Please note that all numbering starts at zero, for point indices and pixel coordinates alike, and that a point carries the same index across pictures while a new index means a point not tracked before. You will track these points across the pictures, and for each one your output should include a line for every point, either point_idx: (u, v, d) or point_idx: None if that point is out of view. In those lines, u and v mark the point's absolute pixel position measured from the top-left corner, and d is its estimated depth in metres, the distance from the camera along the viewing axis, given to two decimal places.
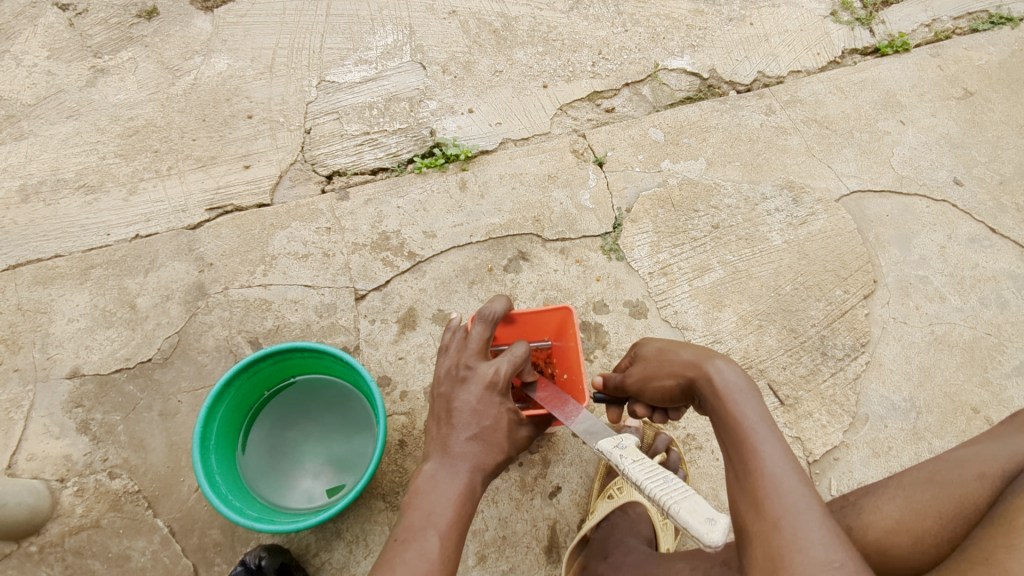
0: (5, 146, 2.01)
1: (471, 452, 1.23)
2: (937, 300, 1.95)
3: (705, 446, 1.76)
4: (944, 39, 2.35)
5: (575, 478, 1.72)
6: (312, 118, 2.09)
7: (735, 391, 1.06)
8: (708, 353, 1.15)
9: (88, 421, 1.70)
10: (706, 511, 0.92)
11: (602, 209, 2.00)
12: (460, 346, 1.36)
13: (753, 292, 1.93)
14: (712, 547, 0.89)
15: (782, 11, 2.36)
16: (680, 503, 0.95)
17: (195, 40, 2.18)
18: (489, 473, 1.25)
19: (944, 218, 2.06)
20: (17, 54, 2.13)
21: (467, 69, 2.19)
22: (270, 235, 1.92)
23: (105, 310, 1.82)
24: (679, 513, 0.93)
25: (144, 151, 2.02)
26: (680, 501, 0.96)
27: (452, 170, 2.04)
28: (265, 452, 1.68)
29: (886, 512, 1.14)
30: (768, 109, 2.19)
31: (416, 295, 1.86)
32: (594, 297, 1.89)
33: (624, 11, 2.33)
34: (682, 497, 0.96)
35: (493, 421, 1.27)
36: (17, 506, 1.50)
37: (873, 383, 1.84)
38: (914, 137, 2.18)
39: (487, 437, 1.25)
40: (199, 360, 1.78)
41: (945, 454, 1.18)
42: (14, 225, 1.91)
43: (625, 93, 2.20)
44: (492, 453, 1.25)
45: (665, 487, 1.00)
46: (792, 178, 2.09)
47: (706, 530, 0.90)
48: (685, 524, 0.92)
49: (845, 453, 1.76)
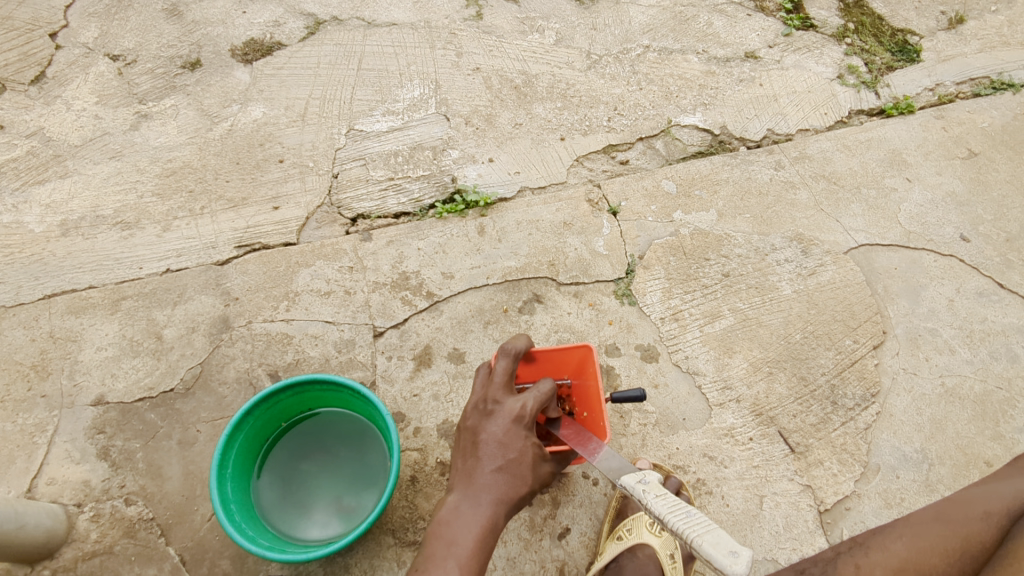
0: (51, 183, 2.12)
1: (495, 484, 1.27)
2: (946, 353, 1.97)
3: (715, 491, 1.74)
4: (947, 102, 2.44)
5: (585, 520, 1.72)
6: (340, 164, 2.20)
7: None
8: None
9: (108, 447, 1.74)
10: (729, 544, 1.01)
11: (615, 255, 2.06)
12: (485, 381, 1.40)
13: (763, 339, 1.96)
14: None
15: (790, 74, 2.47)
16: (703, 535, 1.03)
17: (234, 90, 2.32)
18: (513, 506, 1.28)
19: (951, 272, 2.10)
20: (68, 99, 2.27)
21: (489, 121, 2.31)
22: (295, 272, 2.00)
23: (132, 340, 1.89)
24: (704, 544, 1.01)
25: (180, 191, 2.13)
26: (703, 534, 1.03)
27: (471, 216, 2.12)
28: (276, 482, 1.70)
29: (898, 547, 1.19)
30: (777, 164, 2.27)
31: (432, 333, 1.92)
32: (607, 340, 1.93)
33: (639, 71, 2.46)
34: (705, 530, 1.04)
35: (519, 454, 1.30)
36: (35, 527, 1.53)
37: (884, 434, 1.84)
38: (920, 194, 2.24)
39: (512, 470, 1.29)
40: (220, 391, 1.82)
41: (953, 495, 1.24)
42: (53, 256, 2.00)
43: (639, 146, 2.30)
44: (517, 485, 1.28)
45: (688, 520, 1.08)
46: (802, 231, 2.14)
47: (731, 562, 0.98)
48: (709, 556, 1.00)
49: (857, 503, 1.74)
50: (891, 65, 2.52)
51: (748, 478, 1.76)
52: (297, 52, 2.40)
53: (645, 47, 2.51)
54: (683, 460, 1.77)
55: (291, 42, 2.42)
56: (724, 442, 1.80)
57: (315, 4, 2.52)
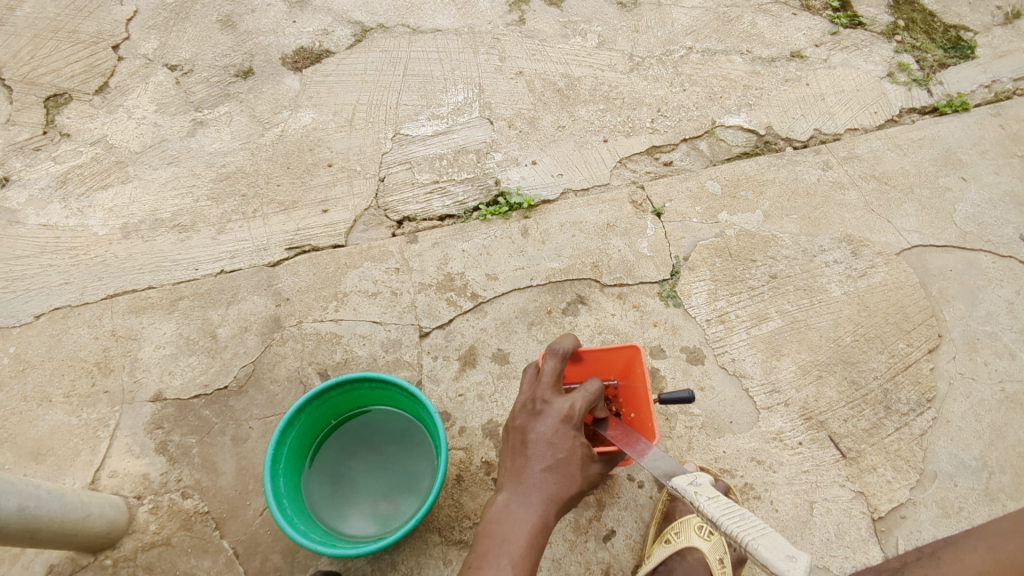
0: (113, 188, 2.22)
1: (545, 483, 1.28)
2: (1006, 357, 1.90)
3: (764, 496, 1.72)
4: (1005, 99, 2.37)
5: (630, 522, 1.71)
6: (386, 168, 2.24)
7: None
8: None
9: (166, 442, 1.81)
10: (786, 549, 0.99)
11: (659, 257, 2.05)
12: (533, 381, 1.41)
13: (812, 342, 1.92)
14: None
15: (838, 72, 2.43)
16: (759, 540, 1.02)
17: (284, 97, 2.39)
18: (562, 506, 1.29)
19: (1010, 274, 2.03)
20: (129, 107, 2.37)
21: (533, 124, 2.33)
22: (343, 274, 2.04)
23: (188, 339, 1.95)
24: (759, 548, 1.00)
25: (233, 195, 2.20)
26: (758, 538, 1.02)
27: (515, 218, 2.14)
28: (325, 479, 1.74)
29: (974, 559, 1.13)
30: (825, 164, 2.23)
31: (477, 334, 1.94)
32: (651, 341, 1.92)
33: (683, 72, 2.44)
34: (760, 534, 1.03)
35: (567, 454, 1.31)
36: (99, 517, 1.59)
37: (941, 440, 1.79)
38: (976, 194, 2.17)
39: (561, 469, 1.30)
40: (271, 389, 1.88)
41: None
42: (115, 258, 2.08)
43: (683, 147, 2.29)
44: (566, 485, 1.29)
45: (743, 523, 1.07)
46: (851, 233, 2.10)
47: (788, 566, 0.95)
48: (765, 560, 0.98)
49: (912, 511, 1.70)
50: (944, 62, 2.46)
51: (798, 483, 1.73)
52: (344, 59, 2.46)
53: (689, 48, 2.50)
54: (730, 464, 1.75)
55: (338, 49, 2.48)
56: (773, 446, 1.77)
57: (361, 11, 2.58)
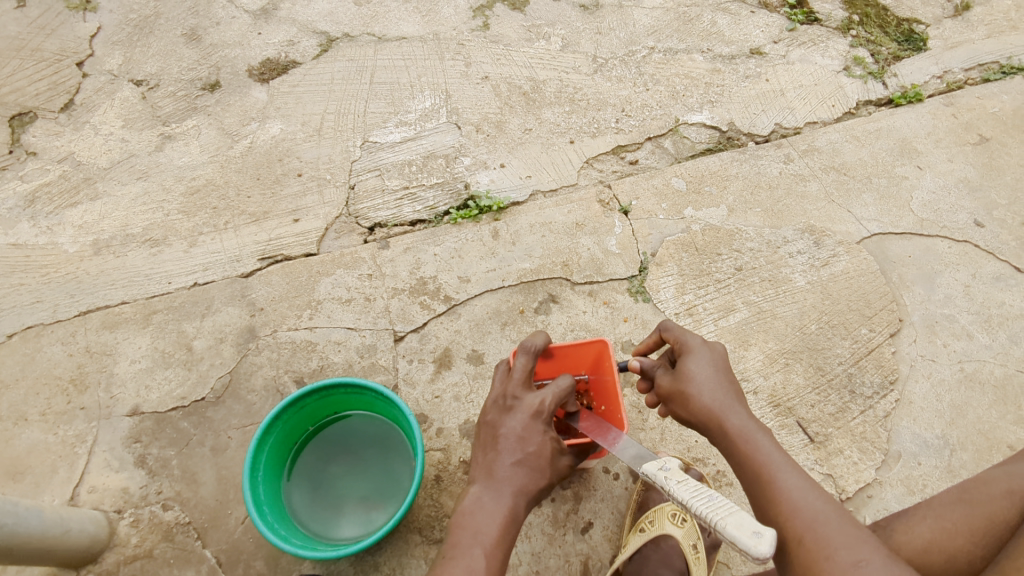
0: (82, 205, 2.22)
1: (516, 477, 1.32)
2: (964, 338, 1.97)
3: (735, 482, 1.76)
4: (956, 89, 2.44)
5: (607, 513, 1.75)
6: (356, 176, 2.27)
7: (754, 434, 1.26)
8: (734, 398, 1.32)
9: (145, 455, 1.81)
10: (752, 526, 1.03)
11: (628, 254, 2.10)
12: (505, 377, 1.45)
13: (778, 331, 1.98)
14: (759, 559, 1.00)
15: (796, 68, 2.49)
16: (727, 518, 1.06)
17: (252, 108, 2.40)
18: (532, 498, 1.33)
19: (966, 258, 2.10)
20: (96, 124, 2.36)
21: (500, 128, 2.36)
22: (317, 281, 2.06)
23: (164, 352, 1.96)
24: (727, 526, 1.04)
25: (204, 208, 2.20)
26: (726, 517, 1.06)
27: (485, 221, 2.17)
28: (305, 483, 1.76)
29: (924, 528, 1.20)
30: (786, 158, 2.29)
31: (451, 336, 1.96)
32: (622, 337, 1.96)
33: (646, 72, 2.49)
34: (728, 513, 1.07)
35: (537, 448, 1.35)
36: (79, 532, 1.60)
37: (904, 421, 1.85)
38: (932, 182, 2.24)
39: (531, 463, 1.34)
40: (249, 399, 1.89)
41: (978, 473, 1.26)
42: (87, 275, 2.08)
43: (647, 146, 2.33)
44: (535, 477, 1.33)
45: (711, 504, 1.11)
46: (813, 223, 2.16)
47: (755, 543, 1.00)
48: (734, 538, 1.02)
49: (879, 490, 1.75)
50: (898, 54, 2.53)
51: None
52: (311, 69, 2.48)
53: (651, 49, 2.55)
54: (702, 453, 1.80)
55: (305, 59, 2.50)
56: None
57: (327, 21, 2.60)
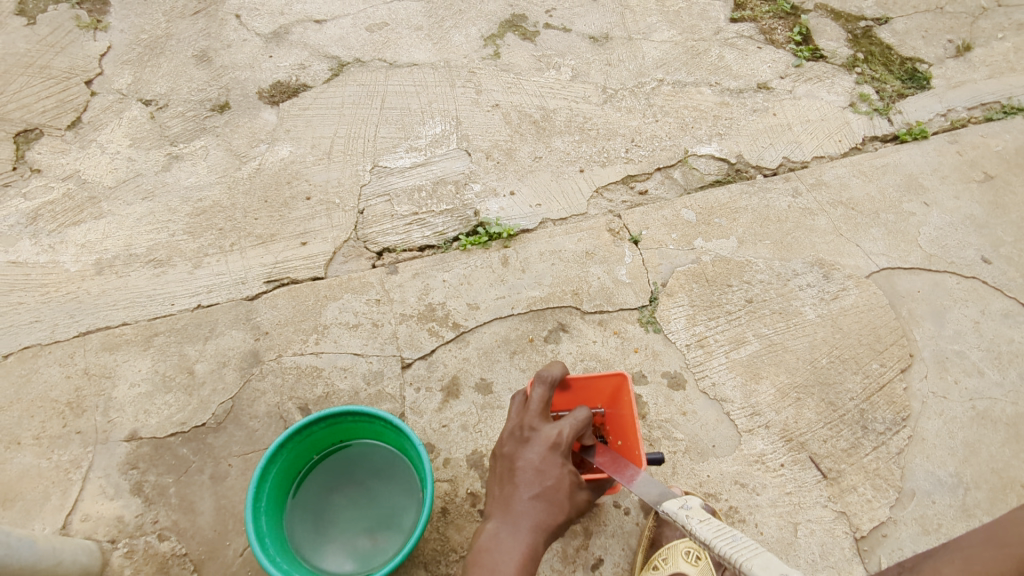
0: (85, 224, 2.18)
1: (533, 511, 1.28)
2: (975, 375, 1.96)
3: (748, 519, 1.73)
4: (960, 127, 2.48)
5: (618, 550, 1.71)
6: (365, 200, 2.25)
7: None
8: None
9: (141, 482, 1.76)
10: (778, 568, 0.99)
11: (638, 284, 2.08)
12: (522, 408, 1.42)
13: (790, 364, 1.96)
14: None
15: (803, 103, 2.52)
16: (752, 560, 1.02)
17: (262, 130, 2.40)
18: (550, 534, 1.29)
19: (974, 294, 2.10)
20: (102, 143, 2.35)
21: (510, 155, 2.36)
22: (324, 306, 2.03)
23: (165, 375, 1.92)
24: (751, 567, 0.99)
25: (210, 229, 2.18)
26: (751, 558, 1.02)
27: (495, 248, 2.15)
28: (308, 514, 1.70)
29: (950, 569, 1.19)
30: (794, 191, 2.30)
31: (459, 364, 1.93)
32: (633, 367, 1.93)
33: (655, 104, 2.51)
34: (753, 555, 1.03)
35: (555, 481, 1.31)
36: (72, 563, 1.54)
37: (917, 458, 1.82)
38: (938, 218, 2.26)
39: (549, 497, 1.30)
40: (251, 425, 1.84)
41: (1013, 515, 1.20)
42: (88, 295, 2.04)
43: (657, 176, 2.34)
44: (553, 512, 1.30)
45: (735, 545, 1.07)
46: (822, 256, 2.16)
47: None
48: None
49: (893, 529, 1.72)
50: (902, 92, 2.57)
51: (782, 505, 1.74)
52: (322, 93, 2.48)
53: (660, 81, 2.57)
54: (715, 488, 1.76)
55: (316, 83, 2.51)
56: (756, 469, 1.79)
57: (338, 46, 2.61)
